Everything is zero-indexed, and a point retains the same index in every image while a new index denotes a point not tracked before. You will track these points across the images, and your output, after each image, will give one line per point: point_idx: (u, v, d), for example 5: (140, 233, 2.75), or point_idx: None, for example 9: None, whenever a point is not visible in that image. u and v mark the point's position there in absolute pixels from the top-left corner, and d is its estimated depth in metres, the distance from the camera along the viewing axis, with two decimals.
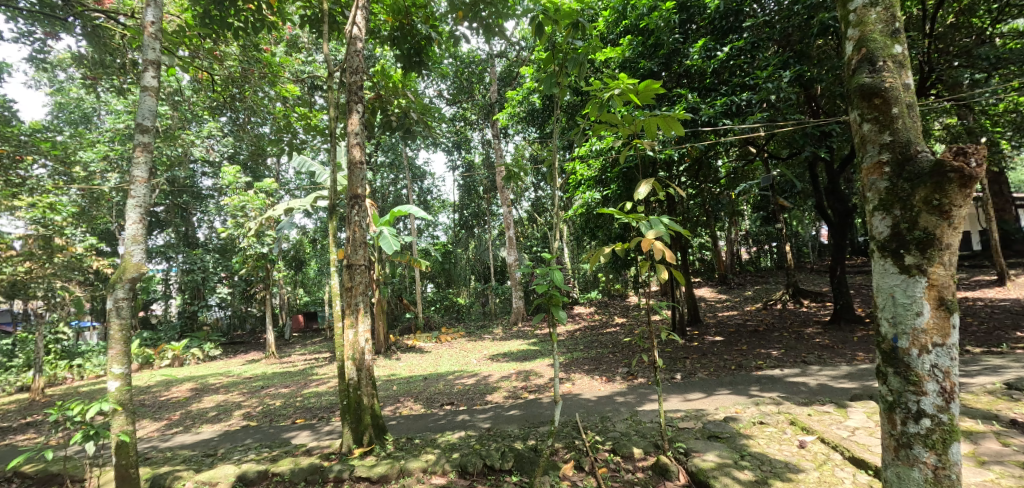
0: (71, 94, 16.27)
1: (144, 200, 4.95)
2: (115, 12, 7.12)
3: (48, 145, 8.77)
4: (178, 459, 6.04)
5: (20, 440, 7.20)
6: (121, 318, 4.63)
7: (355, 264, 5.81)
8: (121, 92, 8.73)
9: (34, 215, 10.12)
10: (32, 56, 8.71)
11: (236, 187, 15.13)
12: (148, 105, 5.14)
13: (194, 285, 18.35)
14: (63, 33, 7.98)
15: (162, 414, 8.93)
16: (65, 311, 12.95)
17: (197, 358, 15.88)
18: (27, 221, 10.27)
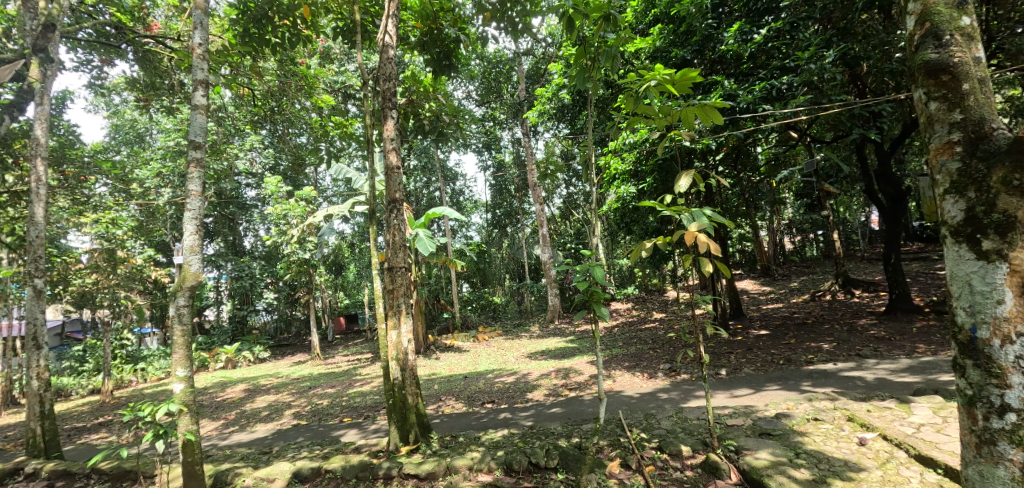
0: (125, 115, 17.33)
1: (200, 212, 5.20)
2: (166, 36, 7.54)
3: (109, 166, 9.70)
4: (237, 457, 6.34)
5: (95, 438, 7.75)
6: (183, 324, 4.88)
7: (396, 266, 5.93)
8: (170, 112, 9.22)
9: (100, 231, 10.75)
10: (91, 83, 9.33)
11: (278, 196, 15.67)
12: (199, 122, 5.41)
13: (243, 291, 19.21)
14: (118, 59, 8.53)
15: (219, 413, 9.43)
16: (128, 318, 13.83)
17: (248, 361, 16.61)
18: (92, 236, 10.98)
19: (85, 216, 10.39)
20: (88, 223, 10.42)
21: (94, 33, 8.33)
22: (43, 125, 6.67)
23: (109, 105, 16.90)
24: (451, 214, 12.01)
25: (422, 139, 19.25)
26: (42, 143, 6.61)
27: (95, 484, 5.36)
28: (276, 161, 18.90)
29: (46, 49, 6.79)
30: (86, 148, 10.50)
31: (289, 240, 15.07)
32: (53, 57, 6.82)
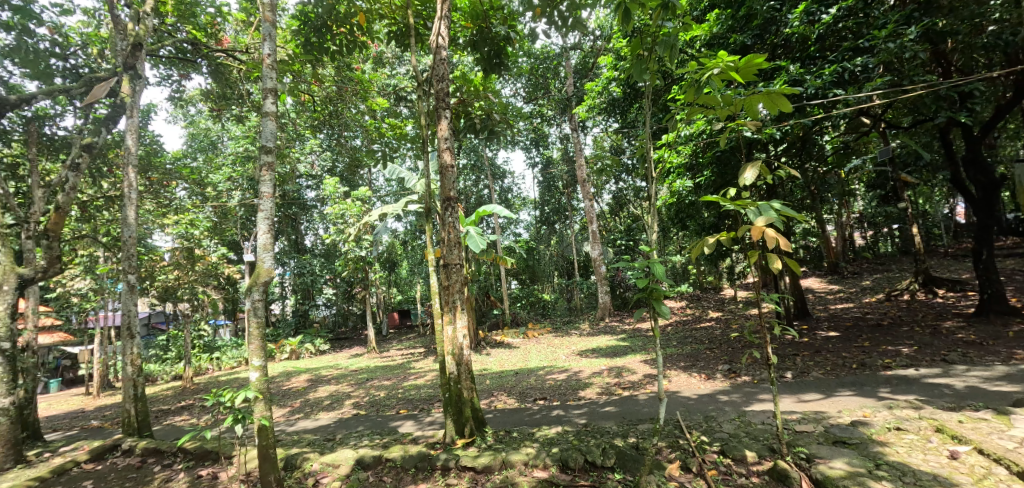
0: (200, 124, 18.59)
1: (272, 212, 5.51)
2: (237, 50, 8.02)
3: (188, 170, 10.46)
4: (304, 442, 6.70)
5: (179, 420, 8.44)
6: (258, 317, 5.20)
7: (451, 263, 6.03)
8: (240, 119, 9.82)
9: (180, 231, 11.57)
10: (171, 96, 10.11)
11: (336, 197, 16.35)
12: (269, 129, 5.73)
13: (305, 287, 20.21)
14: (195, 72, 9.17)
15: (286, 401, 10.00)
16: (205, 311, 14.93)
17: (310, 352, 17.49)
18: (174, 236, 11.78)
19: (168, 218, 11.42)
20: (170, 224, 11.38)
21: (175, 49, 8.98)
22: (133, 136, 7.29)
23: (186, 115, 18.18)
24: (501, 212, 12.06)
25: (471, 137, 19.41)
26: (132, 152, 7.24)
27: (180, 461, 5.79)
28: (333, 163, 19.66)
29: (135, 66, 7.27)
30: (167, 156, 11.35)
31: (346, 238, 15.61)
32: (140, 74, 7.42)
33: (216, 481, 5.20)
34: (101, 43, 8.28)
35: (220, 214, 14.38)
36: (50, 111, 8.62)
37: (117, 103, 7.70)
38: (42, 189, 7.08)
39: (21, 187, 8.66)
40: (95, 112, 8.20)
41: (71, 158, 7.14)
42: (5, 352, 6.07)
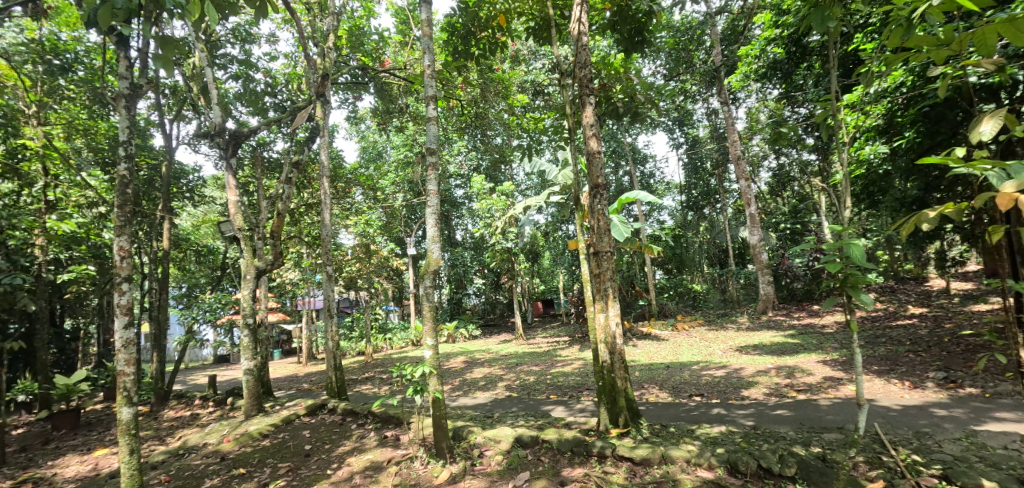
0: (369, 138, 20.66)
1: (438, 207, 5.52)
2: (399, 69, 8.80)
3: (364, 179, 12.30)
4: (466, 417, 7.23)
5: (365, 389, 9.81)
6: (430, 302, 5.48)
7: (601, 250, 5.90)
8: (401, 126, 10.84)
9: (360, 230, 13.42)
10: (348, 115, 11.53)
11: (483, 193, 17.16)
12: (433, 132, 5.70)
13: (457, 277, 21.39)
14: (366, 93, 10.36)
15: (447, 379, 10.93)
16: (379, 297, 17.08)
17: (465, 336, 18.81)
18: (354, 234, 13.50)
19: (350, 219, 13.35)
20: (351, 224, 13.28)
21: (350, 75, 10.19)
22: (325, 152, 8.56)
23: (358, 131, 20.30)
24: (645, 199, 11.49)
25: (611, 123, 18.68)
26: (326, 164, 8.55)
27: (370, 422, 6.68)
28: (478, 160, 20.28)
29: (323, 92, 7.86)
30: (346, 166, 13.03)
31: (493, 231, 16.33)
32: (326, 99, 8.30)
33: (398, 443, 5.85)
34: (298, 80, 9.68)
35: (388, 215, 16.24)
36: (266, 139, 10.49)
37: (314, 125, 8.91)
38: (266, 200, 8.77)
39: (252, 200, 11.04)
40: (296, 136, 9.67)
41: (283, 174, 8.57)
42: (249, 325, 7.67)
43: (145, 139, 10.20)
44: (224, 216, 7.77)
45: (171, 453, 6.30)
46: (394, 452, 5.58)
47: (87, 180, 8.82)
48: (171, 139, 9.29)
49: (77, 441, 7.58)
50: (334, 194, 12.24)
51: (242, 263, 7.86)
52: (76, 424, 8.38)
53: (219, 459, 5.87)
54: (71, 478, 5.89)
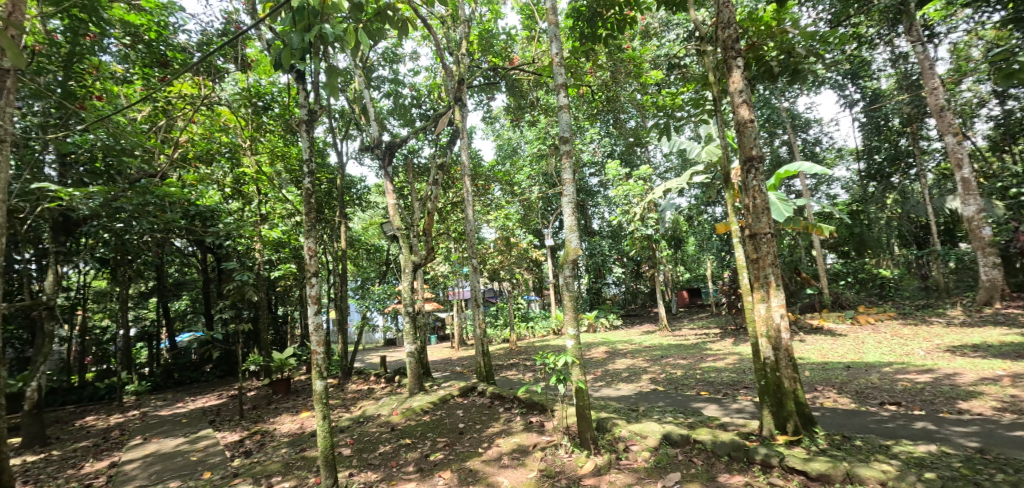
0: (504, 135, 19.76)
1: (574, 196, 5.42)
2: (527, 63, 8.77)
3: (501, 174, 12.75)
4: (609, 409, 6.94)
5: (511, 374, 10.21)
6: (571, 291, 5.38)
7: (759, 233, 5.23)
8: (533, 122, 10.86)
9: (500, 223, 14.27)
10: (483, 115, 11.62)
11: (619, 179, 16.27)
12: (565, 121, 5.55)
13: (595, 266, 20.22)
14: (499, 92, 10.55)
15: (590, 369, 10.84)
16: (521, 287, 17.71)
17: (606, 326, 18.34)
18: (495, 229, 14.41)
19: (490, 214, 13.99)
20: (492, 219, 13.94)
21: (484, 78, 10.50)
22: (466, 152, 8.95)
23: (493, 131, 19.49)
24: (808, 170, 9.89)
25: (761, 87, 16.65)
26: (466, 165, 8.99)
27: (517, 407, 6.94)
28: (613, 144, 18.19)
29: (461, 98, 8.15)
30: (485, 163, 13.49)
31: (631, 218, 15.58)
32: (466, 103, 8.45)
33: (543, 429, 5.97)
34: (439, 89, 10.17)
35: (525, 208, 16.61)
36: (416, 147, 11.48)
37: (455, 129, 9.35)
38: (418, 202, 9.58)
39: (407, 202, 12.16)
40: (439, 141, 10.34)
41: (431, 176, 9.19)
42: (410, 312, 8.49)
43: (323, 158, 11.82)
44: (386, 217, 8.69)
45: (354, 421, 7.29)
46: (540, 438, 5.71)
47: (287, 195, 10.61)
48: (342, 155, 10.67)
49: (288, 405, 9.21)
50: (475, 191, 12.79)
51: (401, 259, 8.71)
52: (288, 391, 10.17)
53: (390, 429, 6.61)
54: (285, 434, 7.17)
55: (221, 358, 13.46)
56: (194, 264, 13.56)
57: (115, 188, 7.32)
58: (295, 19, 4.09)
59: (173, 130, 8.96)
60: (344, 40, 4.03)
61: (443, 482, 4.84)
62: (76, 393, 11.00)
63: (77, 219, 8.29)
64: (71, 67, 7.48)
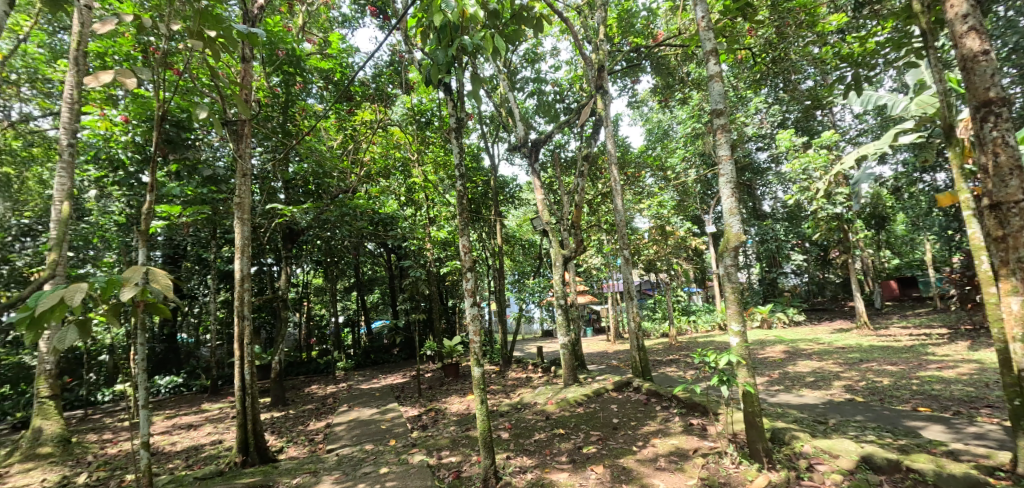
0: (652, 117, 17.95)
1: (732, 175, 4.76)
2: (672, 37, 8.01)
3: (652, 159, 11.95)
4: (789, 418, 5.76)
5: (669, 372, 9.52)
6: (733, 282, 4.70)
7: (1004, 202, 3.90)
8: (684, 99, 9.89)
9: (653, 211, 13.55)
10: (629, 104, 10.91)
11: (794, 150, 13.13)
12: (717, 90, 4.89)
13: (769, 254, 16.93)
14: (642, 74, 9.83)
15: (763, 370, 9.54)
16: (680, 279, 16.51)
17: (784, 321, 15.66)
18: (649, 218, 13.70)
19: (642, 203, 13.30)
20: (645, 207, 13.18)
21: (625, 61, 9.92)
22: (611, 141, 8.58)
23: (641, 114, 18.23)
24: None
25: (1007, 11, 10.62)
26: (612, 154, 8.60)
27: (676, 407, 6.42)
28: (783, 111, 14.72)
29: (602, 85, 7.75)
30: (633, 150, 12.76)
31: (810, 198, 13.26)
32: (607, 90, 8.07)
33: (705, 434, 5.40)
34: (580, 81, 9.85)
35: (680, 193, 15.40)
36: (562, 142, 11.40)
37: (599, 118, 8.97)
38: (566, 195, 9.51)
39: (556, 197, 12.19)
40: (584, 133, 10.08)
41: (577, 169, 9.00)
42: (562, 305, 8.47)
43: (477, 162, 12.48)
44: (535, 213, 8.84)
45: (512, 407, 7.54)
46: (702, 443, 5.17)
47: (450, 198, 11.45)
48: (494, 157, 11.15)
49: (456, 387, 9.97)
50: (625, 180, 12.21)
51: (551, 253, 8.74)
52: (457, 375, 11.03)
53: (545, 417, 6.66)
54: (453, 413, 7.75)
55: (405, 343, 15.23)
56: (382, 263, 15.53)
57: (322, 204, 8.73)
58: (438, 36, 4.24)
59: (360, 151, 10.13)
60: (482, 48, 4.04)
61: (596, 477, 4.66)
62: (304, 366, 13.52)
63: (299, 230, 10.07)
64: (287, 112, 9.33)
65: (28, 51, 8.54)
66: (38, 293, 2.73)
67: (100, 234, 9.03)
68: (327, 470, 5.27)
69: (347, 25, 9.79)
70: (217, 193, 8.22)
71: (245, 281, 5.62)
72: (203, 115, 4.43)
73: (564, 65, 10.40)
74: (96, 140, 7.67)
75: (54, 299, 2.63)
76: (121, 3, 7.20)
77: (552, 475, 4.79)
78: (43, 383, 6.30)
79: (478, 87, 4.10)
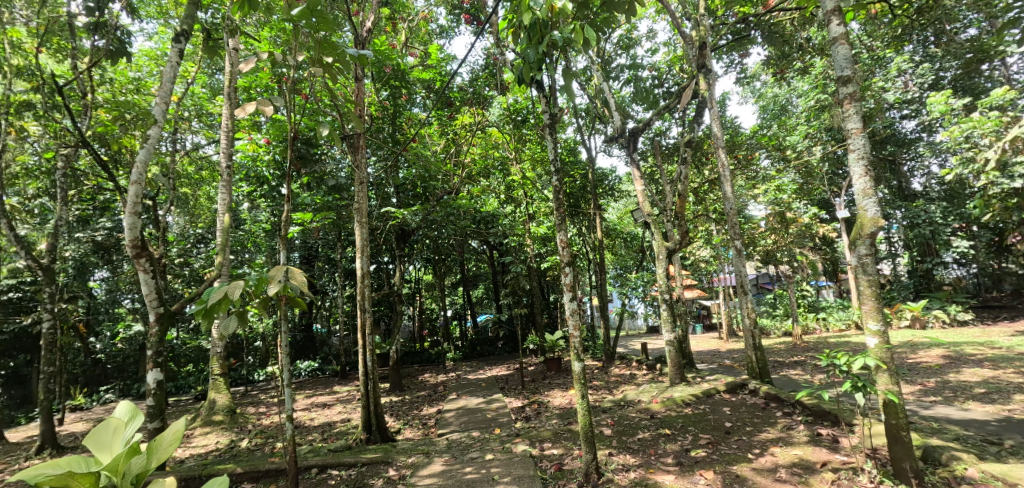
0: (766, 93, 16.29)
1: (866, 150, 4.13)
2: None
3: (767, 139, 10.87)
4: (948, 434, 4.88)
5: (793, 374, 8.62)
6: (869, 274, 4.10)
7: None
8: (805, 69, 8.81)
9: (770, 197, 12.41)
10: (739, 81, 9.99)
11: (952, 115, 10.97)
12: (842, 54, 4.29)
13: (922, 241, 14.34)
14: (753, 46, 8.87)
15: (915, 377, 8.22)
16: (805, 272, 14.90)
17: (943, 321, 13.32)
18: (766, 204, 12.61)
19: (757, 188, 12.22)
20: (760, 193, 12.24)
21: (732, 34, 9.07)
22: (717, 124, 7.96)
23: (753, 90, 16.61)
24: None
25: None
26: (719, 137, 7.96)
27: (800, 414, 5.80)
28: (935, 69, 12.42)
29: (705, 63, 7.18)
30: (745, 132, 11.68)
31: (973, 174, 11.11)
32: (711, 68, 7.48)
33: (837, 446, 4.81)
34: (680, 62, 9.23)
35: (802, 176, 13.83)
36: (663, 128, 10.81)
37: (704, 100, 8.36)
38: (669, 184, 9.00)
39: (659, 187, 11.63)
40: (687, 118, 9.44)
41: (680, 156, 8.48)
42: (667, 300, 8.06)
43: (575, 155, 12.30)
44: (635, 204, 8.50)
45: (615, 403, 7.36)
46: (832, 457, 4.61)
47: (549, 194, 11.46)
48: (591, 150, 10.93)
49: (559, 381, 9.98)
50: (735, 164, 11.21)
51: (654, 245, 8.35)
52: (559, 369, 11.04)
53: (650, 416, 6.40)
54: (556, 407, 7.77)
55: (509, 336, 15.59)
56: (485, 259, 16.05)
57: (429, 205, 9.19)
58: (528, 34, 4.19)
59: (462, 153, 10.46)
60: (573, 41, 3.94)
61: (705, 483, 4.38)
62: (417, 356, 14.48)
63: (410, 230, 10.74)
64: (395, 122, 10.06)
65: (195, 90, 10.17)
66: (209, 288, 3.36)
67: (251, 240, 10.48)
68: (438, 452, 5.58)
69: (445, 36, 10.17)
70: (340, 200, 9.04)
71: (366, 278, 6.10)
72: (325, 132, 4.93)
73: (662, 47, 9.85)
74: (247, 161, 8.68)
75: (221, 294, 3.24)
76: (260, 42, 8.26)
77: (657, 476, 4.59)
78: (214, 362, 7.47)
79: (569, 80, 4.00)
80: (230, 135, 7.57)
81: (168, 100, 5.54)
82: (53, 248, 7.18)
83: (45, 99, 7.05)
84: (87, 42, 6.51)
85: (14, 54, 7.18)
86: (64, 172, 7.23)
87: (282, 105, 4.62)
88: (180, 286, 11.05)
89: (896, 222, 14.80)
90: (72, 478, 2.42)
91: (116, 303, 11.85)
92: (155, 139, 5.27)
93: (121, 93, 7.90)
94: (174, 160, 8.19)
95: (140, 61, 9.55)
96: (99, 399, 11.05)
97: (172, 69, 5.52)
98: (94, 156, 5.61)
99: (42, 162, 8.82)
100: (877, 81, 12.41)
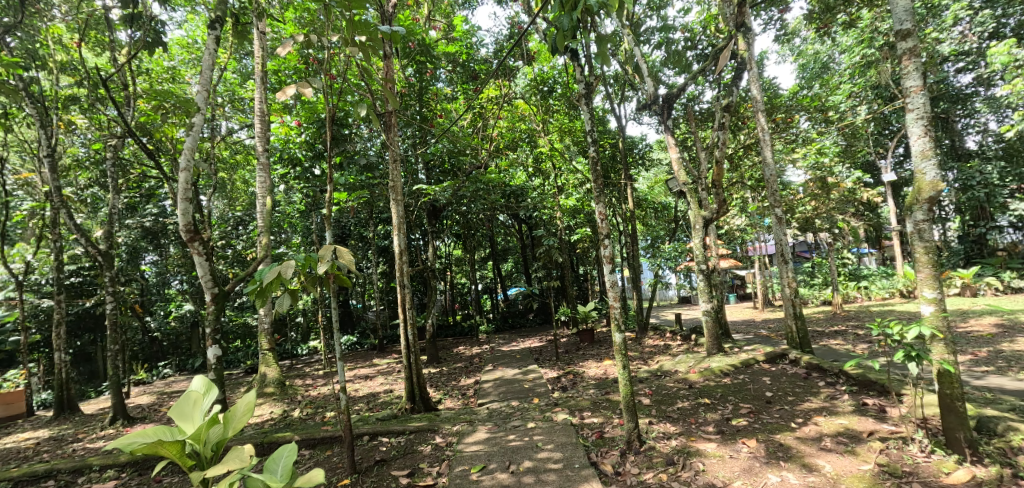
0: (807, 50, 15.37)
1: (926, 109, 3.90)
2: None
3: (809, 99, 10.39)
4: (1006, 405, 4.70)
5: (834, 344, 8.44)
6: (927, 241, 3.95)
7: None
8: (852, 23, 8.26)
9: (809, 162, 12.07)
10: (780, 38, 9.47)
11: (1016, 66, 10.08)
12: (902, 4, 4.00)
13: (977, 204, 13.55)
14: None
15: (967, 347, 7.90)
16: (846, 240, 14.45)
17: (996, 289, 12.74)
18: (806, 169, 12.22)
19: (797, 151, 11.84)
20: (800, 157, 11.91)
21: None
22: (756, 85, 7.57)
23: (791, 47, 15.67)
24: None
25: None
26: (760, 99, 7.57)
27: (844, 384, 5.70)
28: (997, 16, 11.42)
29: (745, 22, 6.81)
30: (784, 93, 11.13)
31: None
32: (750, 27, 7.12)
33: (884, 416, 4.74)
34: (714, 21, 8.82)
35: (845, 137, 13.17)
36: (696, 93, 10.43)
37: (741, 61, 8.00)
38: (704, 150, 8.65)
39: (692, 154, 11.39)
40: (723, 80, 9.14)
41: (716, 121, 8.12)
42: (703, 270, 7.90)
43: (605, 125, 12.08)
44: (671, 174, 8.25)
45: (652, 373, 7.37)
46: (880, 426, 4.54)
47: (577, 166, 11.30)
48: (621, 118, 10.64)
49: (593, 352, 10.04)
50: (774, 128, 10.69)
51: (690, 215, 8.17)
52: (592, 340, 11.09)
53: (688, 386, 6.40)
54: (592, 377, 7.86)
55: (540, 308, 15.78)
56: (514, 233, 16.13)
57: (459, 181, 9.15)
58: (560, 2, 4.00)
59: (490, 126, 10.36)
60: (607, 6, 3.81)
61: (749, 451, 4.38)
62: (452, 329, 14.82)
63: (441, 206, 10.79)
64: (423, 98, 10.00)
65: (227, 76, 10.32)
66: (260, 270, 3.53)
67: (288, 220, 10.86)
68: (481, 421, 5.76)
69: (467, 5, 9.86)
70: (373, 179, 9.11)
71: (403, 254, 6.18)
72: (363, 112, 4.92)
73: (695, 6, 9.38)
74: (280, 144, 8.82)
75: (275, 273, 3.41)
76: (286, 23, 8.27)
77: (699, 444, 4.63)
78: (261, 338, 7.82)
79: (605, 47, 3.88)
80: (265, 118, 7.68)
81: (207, 87, 5.66)
82: (109, 235, 7.56)
83: (91, 92, 7.31)
84: (125, 34, 6.64)
85: (59, 51, 7.40)
86: (114, 162, 7.50)
87: (319, 86, 4.64)
88: (225, 267, 11.56)
89: (949, 185, 14.01)
90: (161, 445, 2.66)
91: (167, 284, 12.45)
92: (199, 126, 5.42)
93: (159, 82, 8.08)
94: (213, 146, 8.38)
95: (173, 50, 9.76)
96: (159, 373, 11.80)
97: (209, 56, 5.61)
98: (139, 146, 5.74)
99: (90, 152, 9.17)
100: (930, 32, 11.57)
